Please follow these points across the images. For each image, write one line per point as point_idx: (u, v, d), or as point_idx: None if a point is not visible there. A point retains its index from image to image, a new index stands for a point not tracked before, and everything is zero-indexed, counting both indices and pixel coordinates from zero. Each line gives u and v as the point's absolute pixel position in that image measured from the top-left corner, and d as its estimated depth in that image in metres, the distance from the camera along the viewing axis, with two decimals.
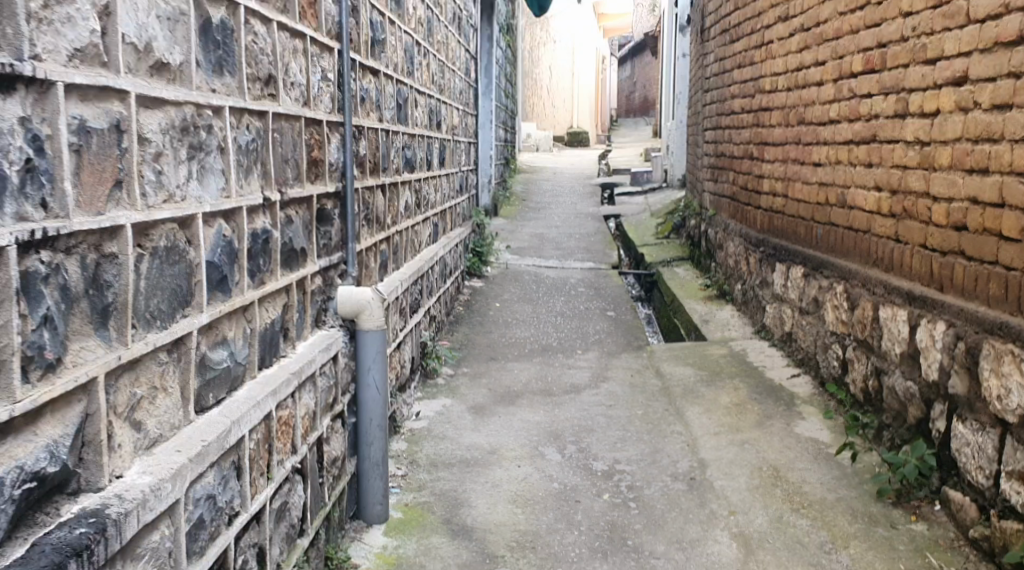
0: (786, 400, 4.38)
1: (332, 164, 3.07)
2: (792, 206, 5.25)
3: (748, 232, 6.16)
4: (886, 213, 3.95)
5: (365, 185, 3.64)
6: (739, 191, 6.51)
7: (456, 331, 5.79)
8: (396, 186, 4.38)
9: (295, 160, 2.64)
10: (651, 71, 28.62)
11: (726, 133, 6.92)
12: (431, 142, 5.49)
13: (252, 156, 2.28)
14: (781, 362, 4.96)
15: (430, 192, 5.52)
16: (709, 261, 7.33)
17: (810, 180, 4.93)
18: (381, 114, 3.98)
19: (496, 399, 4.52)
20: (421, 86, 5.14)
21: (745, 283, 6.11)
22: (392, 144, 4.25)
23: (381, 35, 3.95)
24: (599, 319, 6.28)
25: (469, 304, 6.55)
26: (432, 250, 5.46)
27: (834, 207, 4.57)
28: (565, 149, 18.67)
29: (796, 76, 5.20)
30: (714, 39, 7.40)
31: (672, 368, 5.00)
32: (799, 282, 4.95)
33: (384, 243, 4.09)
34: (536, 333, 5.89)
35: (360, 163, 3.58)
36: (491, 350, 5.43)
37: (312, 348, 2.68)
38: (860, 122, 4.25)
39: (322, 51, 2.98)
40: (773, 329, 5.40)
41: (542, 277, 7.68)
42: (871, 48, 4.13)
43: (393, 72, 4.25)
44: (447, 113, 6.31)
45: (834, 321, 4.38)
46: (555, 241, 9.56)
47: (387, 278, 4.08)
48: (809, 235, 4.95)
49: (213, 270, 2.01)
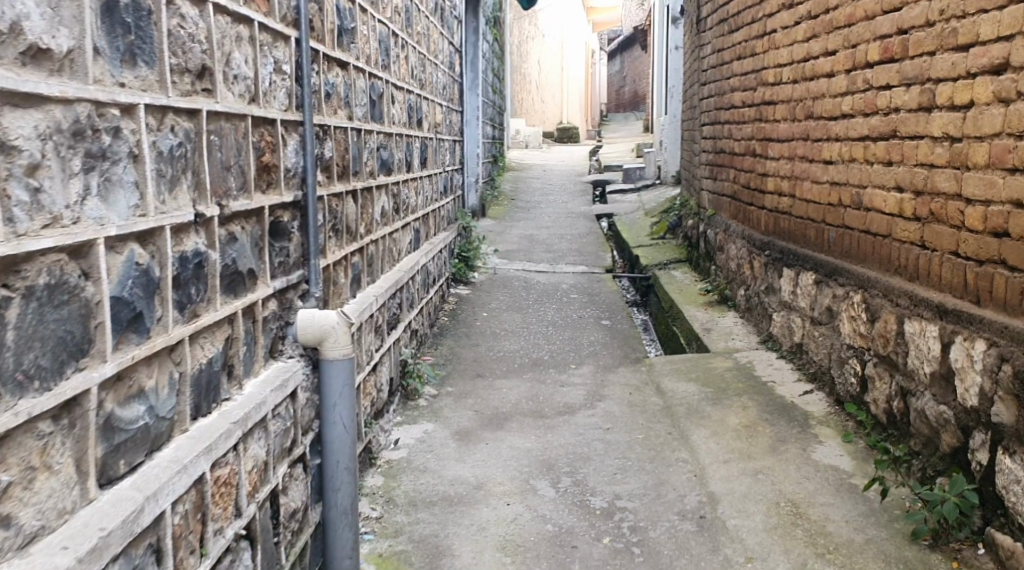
0: (800, 421, 4.00)
1: (289, 170, 2.69)
2: (800, 207, 4.87)
3: (751, 234, 5.79)
4: (909, 216, 3.57)
5: (331, 192, 3.26)
6: (740, 190, 6.13)
7: (440, 344, 5.40)
8: (371, 191, 4.01)
9: (238, 167, 2.27)
10: (641, 66, 28.23)
11: (725, 129, 6.54)
12: (410, 141, 5.10)
13: (178, 164, 1.90)
14: (791, 377, 4.59)
15: (410, 196, 5.15)
16: (709, 263, 6.97)
17: (821, 180, 4.56)
18: (350, 111, 3.60)
19: (483, 422, 4.14)
20: (399, 82, 4.76)
21: (749, 288, 5.74)
22: (365, 145, 3.88)
23: (350, 25, 3.57)
24: (594, 329, 5.91)
25: (455, 313, 6.17)
26: (414, 257, 5.09)
27: (849, 209, 4.20)
28: (554, 145, 18.25)
29: (803, 67, 4.83)
30: (711, 30, 7.02)
31: (674, 384, 4.63)
32: (810, 290, 4.58)
33: (356, 255, 3.71)
34: (526, 345, 5.51)
35: (325, 167, 3.20)
36: (478, 365, 5.04)
37: (263, 389, 2.30)
38: (876, 116, 3.88)
39: (276, 39, 2.60)
40: (781, 340, 5.03)
41: (533, 282, 7.31)
42: (889, 35, 3.75)
43: (365, 66, 3.87)
44: (429, 109, 5.92)
45: (851, 334, 4.02)
46: (546, 243, 9.18)
47: (360, 294, 3.71)
48: (821, 238, 4.58)
49: (121, 307, 1.62)
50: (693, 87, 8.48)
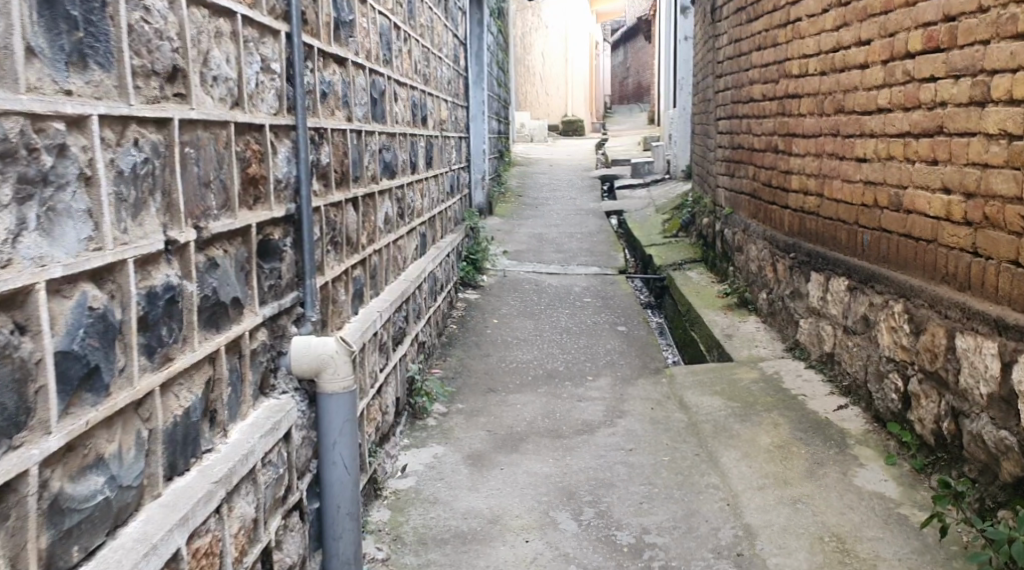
0: (837, 441, 3.72)
1: (281, 182, 2.42)
2: (830, 208, 4.59)
3: (773, 234, 5.51)
4: (959, 219, 3.29)
5: (330, 202, 2.98)
6: (760, 188, 5.85)
7: (448, 355, 5.13)
8: (373, 197, 3.73)
9: (218, 182, 2.00)
10: (644, 59, 27.90)
11: (743, 124, 6.24)
12: (414, 141, 4.82)
13: (143, 184, 1.64)
14: (824, 390, 4.30)
15: (415, 199, 4.87)
16: (726, 264, 6.69)
17: (854, 178, 4.27)
18: (350, 112, 3.32)
19: (497, 444, 3.87)
20: (403, 78, 4.48)
21: (772, 292, 5.45)
22: (366, 148, 3.59)
23: (348, 18, 3.29)
24: (610, 335, 5.63)
25: (463, 320, 5.89)
26: (420, 264, 4.81)
27: (887, 211, 3.91)
28: (560, 140, 17.92)
29: (832, 58, 4.54)
30: (727, 20, 6.73)
31: (698, 398, 4.35)
32: (842, 297, 4.29)
33: (358, 268, 3.44)
34: (540, 354, 5.23)
35: (322, 174, 2.91)
36: (489, 378, 4.76)
37: (250, 436, 2.04)
38: (919, 111, 3.59)
39: (262, 35, 2.33)
40: (809, 348, 4.75)
41: (543, 286, 7.02)
42: (934, 22, 3.47)
43: (365, 63, 3.59)
44: (433, 106, 5.64)
45: (892, 346, 3.74)
46: (556, 242, 8.89)
47: (362, 311, 3.43)
48: (854, 241, 4.29)
49: (72, 363, 1.40)
50: (706, 79, 8.17)
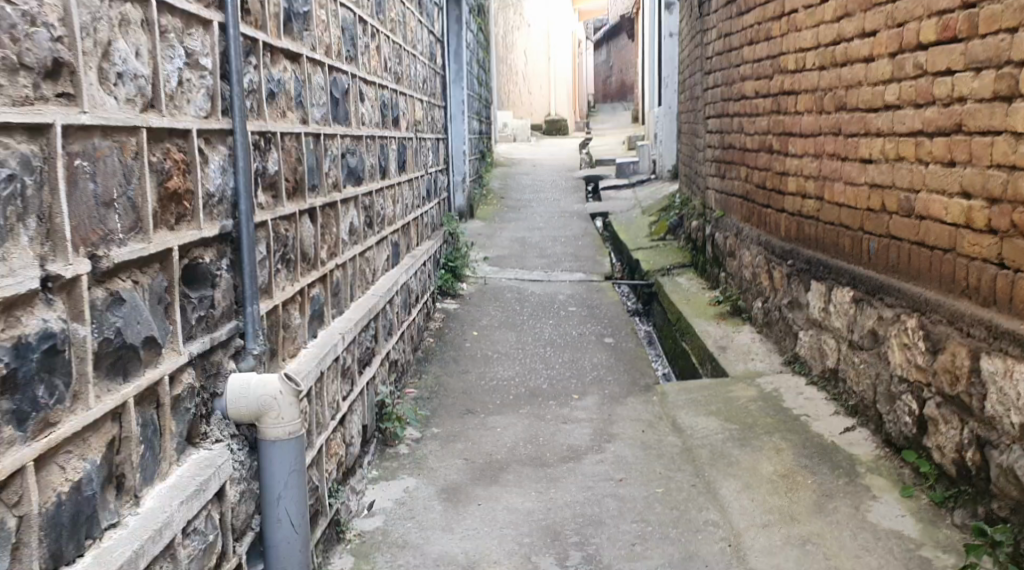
0: (847, 469, 3.41)
1: (213, 195, 2.08)
2: (831, 213, 4.28)
3: (768, 239, 5.19)
4: (982, 226, 2.99)
5: (280, 215, 2.64)
6: (753, 190, 5.54)
7: (424, 373, 4.78)
8: (334, 207, 3.38)
9: (125, 199, 1.66)
10: (628, 57, 27.61)
11: (735, 123, 5.93)
12: (384, 143, 4.47)
13: (8, 206, 1.35)
14: (828, 410, 3.98)
15: (386, 206, 4.53)
16: (717, 269, 6.38)
17: (859, 180, 3.96)
18: (304, 113, 2.97)
19: (475, 474, 3.53)
20: (370, 77, 4.14)
21: (767, 301, 5.14)
22: (325, 153, 3.25)
23: (301, 8, 2.95)
24: (596, 348, 5.31)
25: (441, 333, 5.54)
26: (392, 276, 4.47)
27: (896, 216, 3.61)
28: (543, 140, 17.58)
29: (832, 51, 4.23)
30: (716, 14, 6.41)
31: (693, 419, 4.03)
32: (847, 310, 3.98)
33: (317, 287, 3.09)
34: (521, 370, 4.89)
35: (270, 185, 2.57)
36: (467, 399, 4.42)
37: (170, 502, 1.71)
38: (933, 107, 3.29)
39: (188, 24, 1.99)
40: (809, 362, 4.43)
41: (526, 294, 6.69)
42: (951, 9, 3.16)
43: (324, 58, 3.24)
44: (406, 105, 5.29)
45: (905, 366, 3.43)
46: (538, 247, 8.55)
47: (322, 334, 3.09)
48: (858, 248, 3.98)
49: None
50: (693, 76, 7.85)
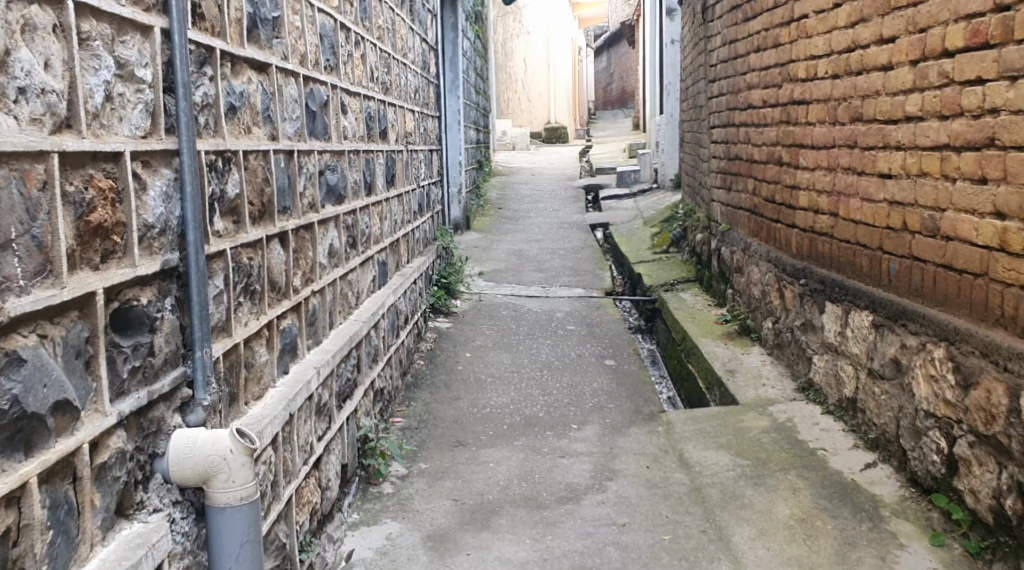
0: (870, 512, 3.13)
1: (152, 228, 1.82)
2: (846, 230, 4.01)
3: (777, 256, 4.93)
4: (1018, 250, 2.72)
5: (242, 242, 2.37)
6: (761, 204, 5.27)
7: (413, 400, 4.50)
8: (311, 229, 3.11)
9: (26, 236, 1.42)
10: (628, 63, 27.37)
11: (741, 133, 5.67)
12: (369, 157, 4.21)
13: None
14: (846, 442, 3.70)
15: (372, 224, 4.26)
16: (722, 285, 6.11)
17: (877, 197, 3.70)
18: (273, 128, 2.71)
19: (465, 518, 3.25)
20: (354, 87, 3.88)
21: (778, 322, 4.86)
22: (299, 170, 2.98)
23: (268, 13, 2.68)
24: (597, 371, 5.03)
25: (432, 355, 5.27)
26: (378, 298, 4.20)
27: (919, 236, 3.34)
28: (543, 148, 17.31)
29: (846, 58, 3.96)
30: (720, 20, 6.15)
31: (701, 453, 3.75)
32: (866, 335, 3.71)
33: (289, 318, 2.82)
34: (517, 396, 4.62)
35: (229, 209, 2.31)
36: (458, 429, 4.14)
37: None
38: (961, 119, 3.02)
39: (121, 29, 1.72)
40: (824, 388, 4.16)
41: (524, 311, 6.42)
42: (981, 13, 2.89)
43: (297, 68, 2.98)
44: (396, 116, 5.02)
45: (931, 399, 3.16)
46: (536, 260, 8.28)
47: (293, 370, 2.82)
48: (876, 268, 3.72)
49: None
50: (697, 84, 7.58)
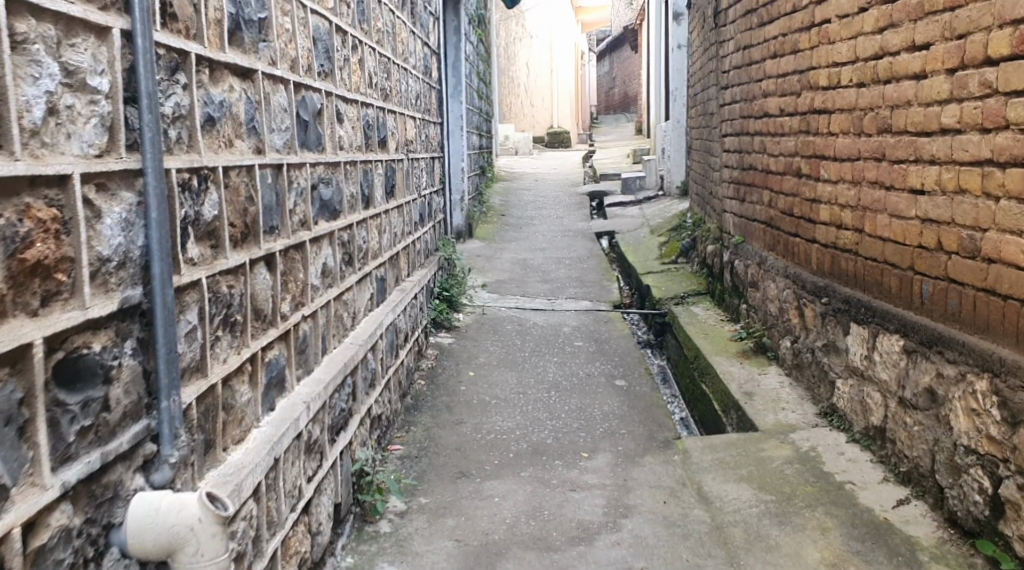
0: (906, 557, 2.90)
1: (107, 261, 1.61)
2: (873, 247, 3.77)
3: (796, 271, 4.69)
4: None
5: (219, 268, 2.14)
6: (777, 217, 5.04)
7: (412, 424, 4.27)
8: (302, 249, 2.88)
9: None
10: (631, 68, 27.13)
11: (756, 142, 5.43)
12: (367, 168, 3.98)
13: None
14: (875, 475, 3.46)
15: (370, 238, 4.03)
16: (735, 300, 5.87)
17: (908, 214, 3.46)
18: (259, 140, 2.48)
19: (469, 561, 3.01)
20: (351, 94, 3.64)
21: (797, 341, 4.63)
22: (289, 185, 2.75)
23: (253, 15, 2.45)
24: (607, 392, 4.80)
25: (434, 374, 5.03)
26: (376, 317, 3.97)
27: (956, 257, 3.11)
28: (547, 153, 17.08)
29: (873, 66, 3.73)
30: (734, 25, 5.91)
31: (721, 487, 3.52)
32: (896, 361, 3.47)
33: (275, 349, 2.58)
34: (523, 420, 4.38)
35: (204, 233, 2.08)
36: (460, 457, 3.90)
37: None
38: (1006, 133, 2.80)
39: (69, 31, 1.55)
40: (849, 415, 3.92)
41: (529, 326, 6.19)
42: None
43: (287, 74, 2.74)
44: (396, 124, 4.79)
45: (971, 435, 2.93)
46: (541, 270, 8.04)
47: (280, 408, 2.58)
48: (907, 290, 3.48)
49: None
50: (706, 91, 7.34)
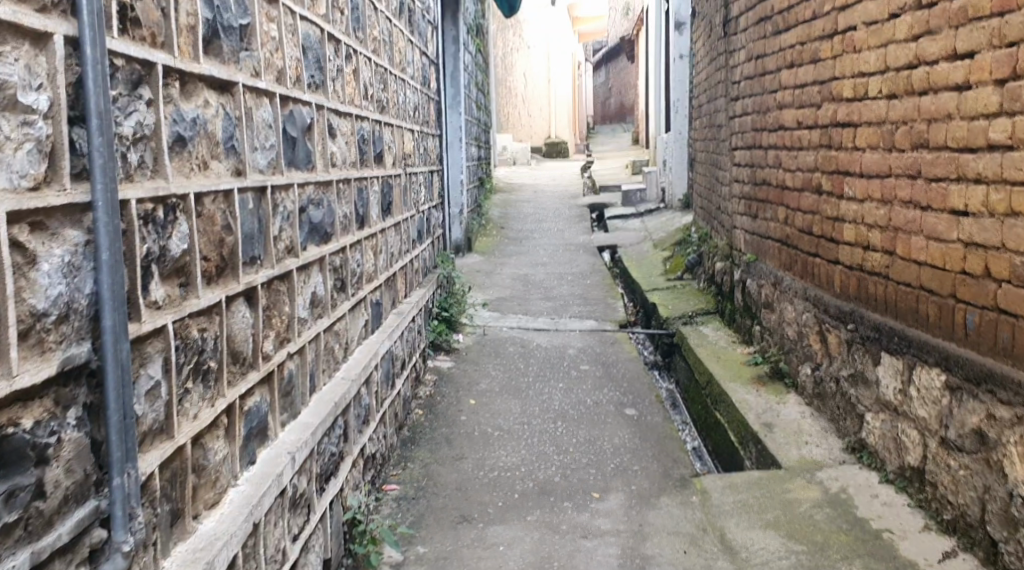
0: None
1: (41, 316, 1.42)
2: (906, 272, 3.48)
3: (816, 294, 4.40)
4: None
5: (187, 312, 1.85)
6: (794, 235, 4.76)
7: (410, 460, 3.98)
8: (289, 280, 2.59)
9: None
10: (628, 78, 26.91)
11: (770, 156, 5.16)
12: (362, 185, 3.69)
13: None
14: (915, 522, 3.18)
15: (365, 260, 3.75)
16: (747, 320, 5.58)
17: (949, 236, 3.18)
18: (240, 161, 2.19)
19: None
20: (344, 106, 3.36)
21: (818, 369, 4.34)
22: (274, 209, 2.46)
23: (233, 22, 2.17)
24: (616, 422, 4.51)
25: (432, 402, 4.75)
26: (371, 345, 3.68)
27: (1007, 286, 2.84)
28: (545, 163, 16.80)
29: (906, 77, 3.45)
30: (745, 32, 5.64)
31: (746, 535, 3.24)
32: (938, 398, 3.20)
33: (256, 396, 2.30)
34: (528, 454, 4.09)
35: (169, 272, 1.80)
36: (461, 498, 3.61)
37: None
38: None
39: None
40: (880, 452, 3.64)
41: (531, 348, 5.90)
42: None
43: (273, 87, 2.46)
44: (393, 137, 4.50)
45: None
46: (543, 287, 7.75)
47: (262, 462, 2.29)
48: (948, 319, 3.19)
49: None
50: (713, 101, 7.06)
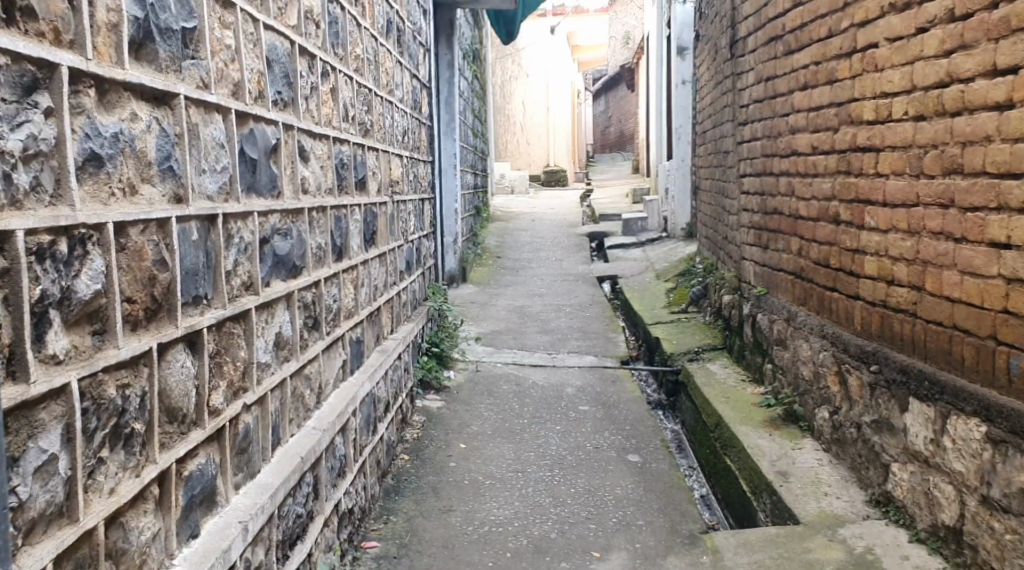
0: None
1: None
2: (937, 309, 3.16)
3: (834, 331, 4.08)
4: None
5: (99, 363, 1.56)
6: (809, 267, 4.44)
7: (392, 513, 3.64)
8: (247, 321, 2.27)
9: None
10: (627, 106, 26.74)
11: (782, 184, 4.85)
12: (340, 213, 3.38)
13: None
14: None
15: (344, 295, 3.43)
16: (757, 357, 5.25)
17: (987, 271, 2.87)
18: (181, 184, 1.88)
19: None
20: (320, 128, 3.06)
21: (838, 413, 4.00)
22: (227, 241, 2.15)
23: (174, 25, 1.87)
24: (618, 470, 4.17)
25: (420, 447, 4.41)
26: (349, 388, 3.34)
27: None
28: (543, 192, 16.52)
29: (936, 96, 3.16)
30: (754, 53, 5.36)
31: None
32: (977, 451, 2.87)
33: (201, 458, 1.97)
34: (522, 506, 3.75)
35: (75, 318, 1.51)
36: (448, 559, 3.26)
37: None
38: None
39: None
40: (909, 508, 3.30)
41: (528, 386, 5.56)
42: None
43: (229, 101, 2.15)
44: (378, 163, 4.19)
45: None
46: (541, 320, 7.42)
47: (207, 535, 1.96)
48: (987, 364, 2.87)
49: None
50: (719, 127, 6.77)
